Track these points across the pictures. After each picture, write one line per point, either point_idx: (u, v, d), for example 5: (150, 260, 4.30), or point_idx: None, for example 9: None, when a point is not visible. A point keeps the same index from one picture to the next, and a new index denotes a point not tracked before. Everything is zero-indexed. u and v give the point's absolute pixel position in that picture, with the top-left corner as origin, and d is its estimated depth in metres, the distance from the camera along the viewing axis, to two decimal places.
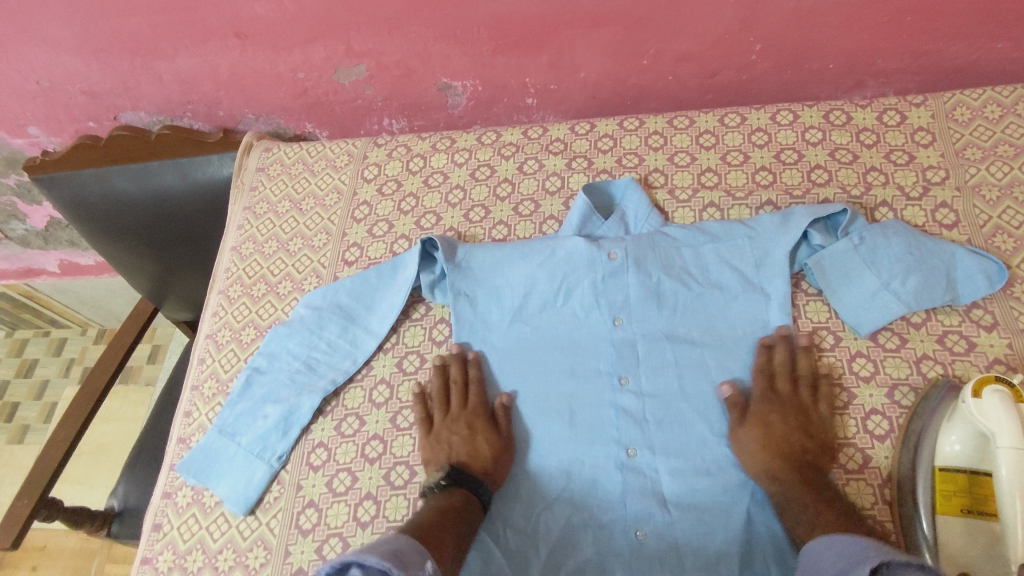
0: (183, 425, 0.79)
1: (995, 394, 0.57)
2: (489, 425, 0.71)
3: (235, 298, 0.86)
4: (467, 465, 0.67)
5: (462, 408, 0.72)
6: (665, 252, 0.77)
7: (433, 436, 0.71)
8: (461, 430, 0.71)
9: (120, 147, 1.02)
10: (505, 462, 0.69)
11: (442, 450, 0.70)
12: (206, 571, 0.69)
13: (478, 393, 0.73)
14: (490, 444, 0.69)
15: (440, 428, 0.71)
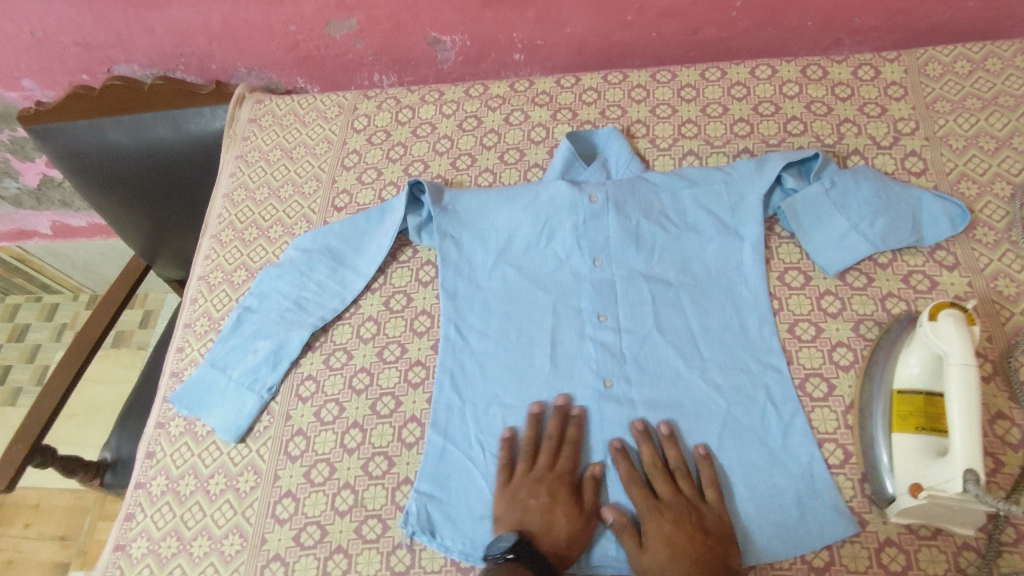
0: (176, 360, 0.81)
1: (949, 317, 0.59)
2: (570, 496, 0.65)
3: (227, 242, 0.88)
4: (544, 537, 0.62)
5: (546, 469, 0.67)
6: (644, 197, 0.79)
7: (509, 491, 0.66)
8: (542, 493, 0.65)
9: (112, 96, 1.03)
10: (583, 541, 0.63)
11: (517, 510, 0.64)
12: (198, 494, 0.72)
13: (570, 455, 0.67)
14: (571, 512, 0.64)
15: (519, 484, 0.66)
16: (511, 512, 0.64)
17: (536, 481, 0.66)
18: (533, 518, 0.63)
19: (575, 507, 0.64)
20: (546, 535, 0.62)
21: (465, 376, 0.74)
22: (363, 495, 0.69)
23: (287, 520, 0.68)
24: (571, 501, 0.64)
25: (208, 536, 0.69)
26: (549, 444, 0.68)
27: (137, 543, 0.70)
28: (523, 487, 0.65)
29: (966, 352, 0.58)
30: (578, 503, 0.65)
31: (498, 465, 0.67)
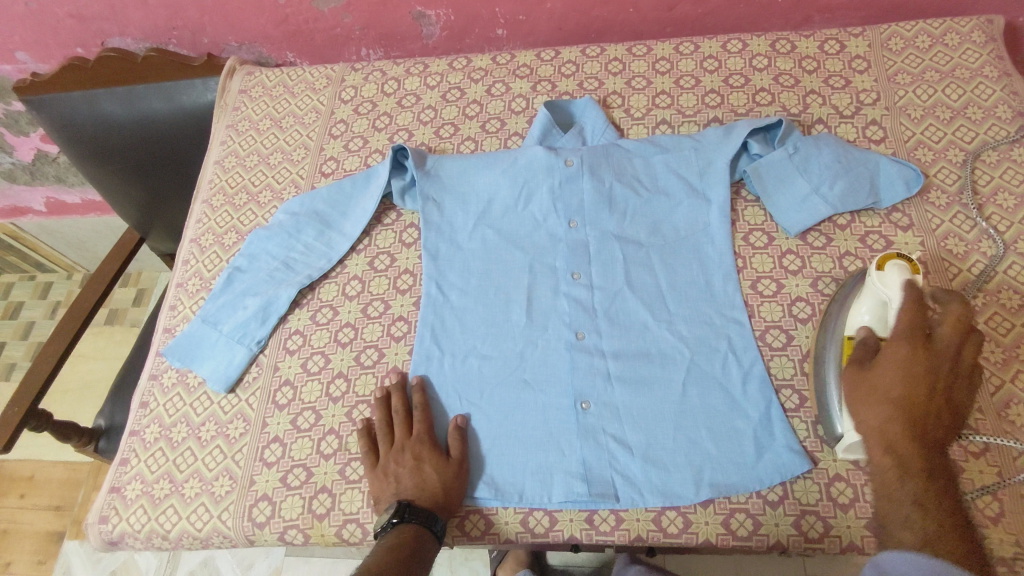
0: (169, 317, 0.85)
1: (896, 266, 0.64)
2: (434, 451, 0.68)
3: (218, 207, 0.92)
4: (422, 496, 0.65)
5: (405, 437, 0.69)
6: (618, 162, 0.83)
7: (378, 469, 0.68)
8: (407, 461, 0.68)
9: (107, 67, 1.06)
10: (457, 490, 0.67)
11: (390, 485, 0.67)
12: (191, 440, 0.75)
13: (422, 418, 0.70)
14: (439, 465, 0.67)
15: (388, 458, 0.68)
16: (393, 480, 0.67)
17: (398, 450, 0.69)
18: (408, 483, 0.66)
19: (440, 459, 0.68)
20: (428, 491, 0.66)
21: (445, 330, 0.77)
22: (347, 440, 0.72)
23: (274, 463, 0.72)
24: (433, 455, 0.68)
25: (200, 479, 0.72)
26: (400, 419, 0.70)
27: (132, 485, 0.73)
28: (389, 460, 0.68)
29: (910, 299, 0.62)
30: (444, 456, 0.68)
31: (417, 432, 0.69)
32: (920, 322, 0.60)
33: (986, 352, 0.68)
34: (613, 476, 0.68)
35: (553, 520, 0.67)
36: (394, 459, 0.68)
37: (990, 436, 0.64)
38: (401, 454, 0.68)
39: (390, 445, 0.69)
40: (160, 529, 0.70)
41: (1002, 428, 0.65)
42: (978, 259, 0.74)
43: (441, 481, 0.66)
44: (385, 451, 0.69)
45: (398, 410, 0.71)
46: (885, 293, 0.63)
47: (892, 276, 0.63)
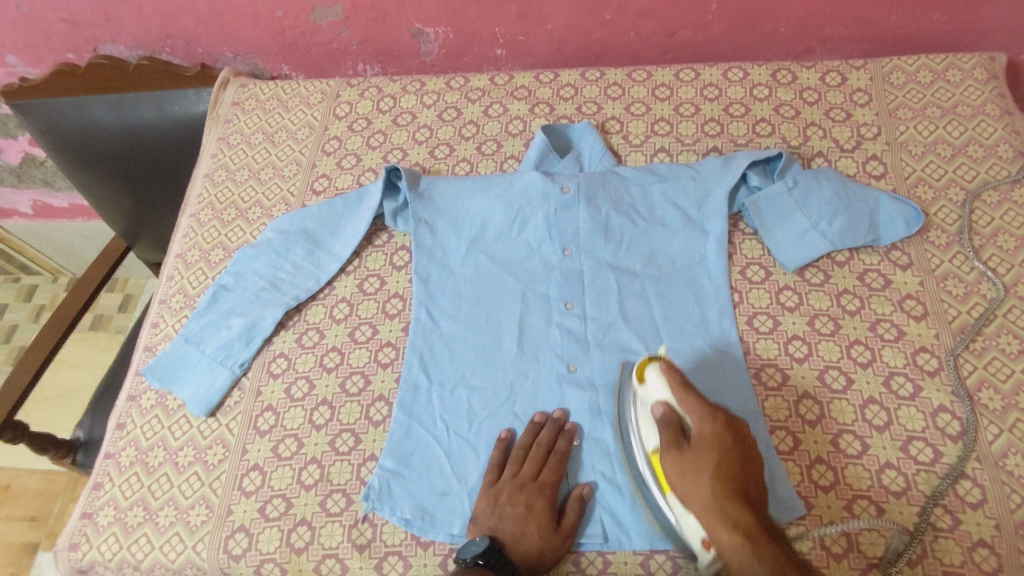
0: (151, 334, 0.82)
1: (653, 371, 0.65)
2: (549, 509, 0.64)
3: (206, 221, 0.90)
4: (514, 547, 0.62)
5: (532, 478, 0.66)
6: (615, 189, 0.82)
7: (492, 496, 0.66)
8: (520, 503, 0.65)
9: (100, 74, 1.04)
10: (551, 557, 0.62)
11: (492, 517, 0.64)
12: (167, 466, 0.73)
13: (554, 467, 0.67)
14: (546, 528, 0.63)
15: (503, 486, 0.66)
16: (487, 514, 0.65)
17: (514, 488, 0.66)
18: (507, 525, 0.63)
19: (552, 522, 0.64)
20: (517, 544, 0.62)
21: (434, 358, 0.75)
22: (329, 470, 0.70)
23: (253, 492, 0.70)
24: (547, 515, 0.64)
25: (175, 507, 0.70)
26: (534, 453, 0.68)
27: (104, 511, 0.71)
28: (504, 490, 0.66)
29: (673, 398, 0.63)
30: (557, 519, 0.64)
31: (525, 477, 0.66)
32: (709, 430, 0.60)
33: (984, 399, 0.67)
34: (602, 515, 0.66)
35: None
36: (509, 494, 0.66)
37: (987, 487, 0.63)
38: (519, 494, 0.65)
39: (508, 475, 0.67)
40: (131, 559, 0.68)
41: (1000, 478, 0.63)
42: (977, 301, 0.73)
43: (533, 540, 0.62)
44: (508, 483, 0.66)
45: (523, 447, 0.68)
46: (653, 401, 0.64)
47: (657, 378, 0.64)
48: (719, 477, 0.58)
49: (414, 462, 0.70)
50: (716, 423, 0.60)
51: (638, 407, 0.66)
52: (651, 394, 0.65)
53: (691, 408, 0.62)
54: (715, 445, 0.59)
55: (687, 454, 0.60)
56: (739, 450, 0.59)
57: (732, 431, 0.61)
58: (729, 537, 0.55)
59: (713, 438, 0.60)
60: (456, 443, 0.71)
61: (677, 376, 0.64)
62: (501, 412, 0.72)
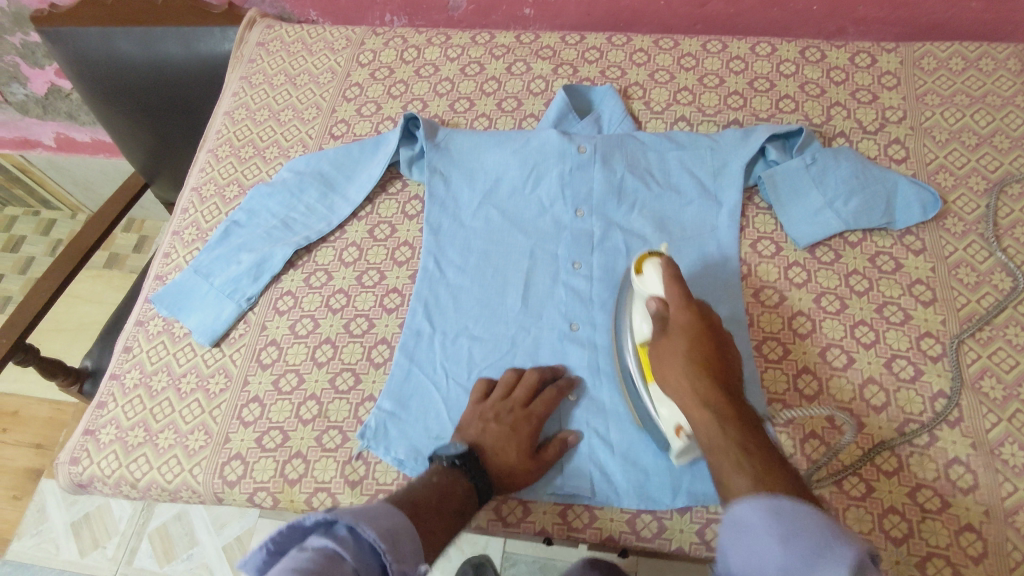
0: (161, 264, 0.83)
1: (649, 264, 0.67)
2: (531, 437, 0.65)
3: (223, 157, 0.90)
4: (489, 460, 0.63)
5: (522, 405, 0.67)
6: (632, 153, 0.81)
7: (479, 413, 0.66)
8: (505, 421, 0.65)
9: (126, 6, 1.06)
10: (520, 479, 0.63)
11: (475, 429, 0.65)
12: (170, 391, 0.74)
13: (546, 399, 0.67)
14: (524, 451, 0.64)
15: (491, 405, 0.67)
16: (471, 426, 0.66)
17: (503, 408, 0.66)
18: (488, 437, 0.64)
19: (532, 448, 0.65)
20: (494, 456, 0.63)
21: (439, 307, 0.76)
22: (327, 407, 0.71)
23: (251, 423, 0.71)
24: (529, 441, 0.65)
25: (175, 430, 0.71)
26: (528, 383, 0.68)
27: (106, 429, 0.72)
28: (492, 408, 0.66)
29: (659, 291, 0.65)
30: (536, 448, 0.65)
31: (516, 401, 0.67)
32: (685, 319, 0.61)
33: (986, 388, 0.67)
34: (591, 469, 0.67)
35: (527, 511, 0.65)
36: (495, 412, 0.66)
37: (978, 472, 0.63)
38: (506, 414, 0.66)
39: (498, 397, 0.67)
40: (129, 477, 0.69)
41: (993, 466, 0.63)
42: (988, 291, 0.72)
43: (510, 457, 0.63)
44: (497, 403, 0.67)
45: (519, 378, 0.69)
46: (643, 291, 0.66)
47: (656, 271, 0.66)
48: (694, 363, 0.59)
49: (411, 405, 0.71)
50: (692, 313, 0.62)
51: (635, 301, 0.68)
52: (648, 287, 0.66)
53: (673, 296, 0.63)
54: (688, 331, 0.61)
55: (665, 339, 0.61)
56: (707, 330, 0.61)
57: (706, 320, 0.62)
58: (700, 415, 0.56)
59: (686, 328, 0.61)
60: (454, 391, 0.71)
61: (675, 269, 0.65)
62: (501, 364, 0.72)
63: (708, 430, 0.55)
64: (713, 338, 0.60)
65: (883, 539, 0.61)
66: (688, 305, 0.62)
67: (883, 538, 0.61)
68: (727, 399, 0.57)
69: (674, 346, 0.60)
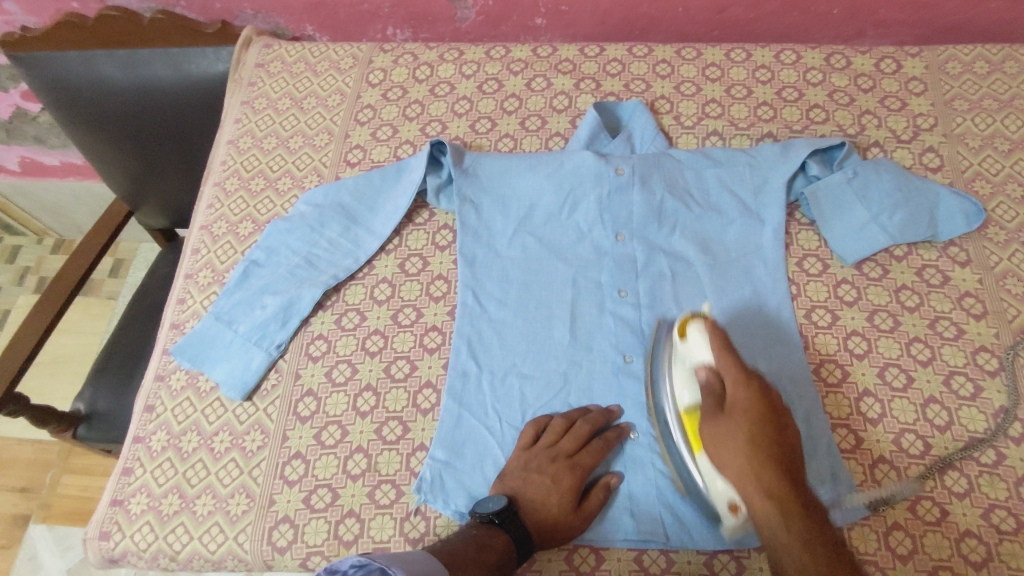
0: (176, 311, 0.78)
1: (694, 328, 0.63)
2: (575, 490, 0.63)
3: (232, 191, 0.85)
4: (531, 514, 0.61)
5: (569, 455, 0.64)
6: (669, 173, 0.79)
7: (525, 460, 0.64)
8: (549, 473, 0.63)
9: (107, 26, 0.97)
10: (562, 535, 0.61)
11: (520, 478, 0.63)
12: (202, 452, 0.69)
13: (594, 451, 0.65)
14: (567, 505, 0.62)
15: (537, 454, 0.64)
16: (513, 475, 0.64)
17: (547, 458, 0.64)
18: (530, 491, 0.62)
19: (575, 501, 0.62)
20: (535, 511, 0.61)
21: (483, 343, 0.72)
22: (377, 460, 0.67)
23: (296, 482, 0.67)
24: (572, 494, 0.62)
25: (213, 495, 0.67)
26: (575, 431, 0.66)
27: (137, 498, 0.67)
28: (536, 457, 0.64)
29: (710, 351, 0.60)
30: (579, 501, 0.63)
31: (563, 451, 0.64)
32: (743, 395, 0.56)
33: None
34: (661, 511, 0.64)
35: (600, 559, 0.63)
36: (540, 462, 0.64)
37: None
38: (551, 465, 0.63)
39: (544, 444, 0.65)
40: (168, 549, 0.65)
41: None
42: None
43: (551, 513, 0.61)
44: (543, 451, 0.64)
45: (567, 424, 0.66)
46: (691, 359, 0.62)
47: (701, 336, 0.62)
48: (756, 444, 0.54)
49: (466, 452, 0.67)
50: (749, 388, 0.56)
51: (676, 368, 0.64)
52: (693, 353, 0.62)
53: (727, 369, 0.58)
54: (747, 413, 0.55)
55: (722, 421, 0.56)
56: (771, 409, 0.55)
57: (771, 400, 0.56)
58: (762, 504, 0.52)
59: (746, 408, 0.55)
60: (509, 434, 0.68)
61: (723, 335, 0.60)
62: (555, 403, 0.69)
63: (767, 521, 0.51)
64: (773, 408, 0.56)
65: (963, 564, 0.60)
66: (749, 379, 0.57)
67: (963, 563, 0.60)
68: (786, 477, 0.52)
69: (732, 432, 0.55)
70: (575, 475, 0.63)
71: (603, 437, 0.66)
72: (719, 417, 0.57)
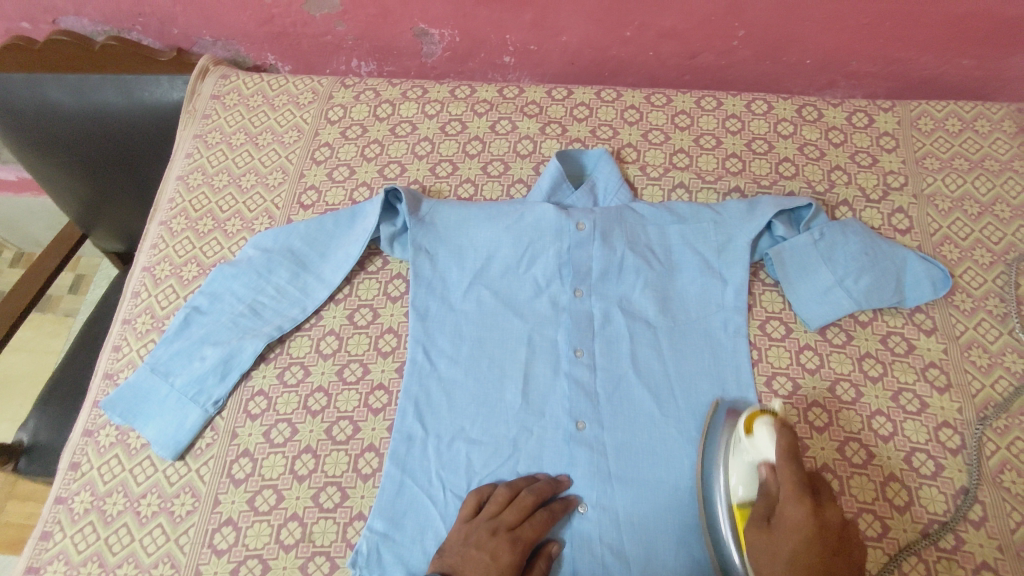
0: (112, 359, 0.74)
1: (763, 424, 0.58)
2: (517, 566, 0.59)
3: (178, 231, 0.81)
4: None
5: (510, 528, 0.61)
6: (631, 228, 0.76)
7: (465, 534, 0.61)
8: (487, 547, 0.59)
9: (58, 51, 0.92)
10: None
11: (458, 554, 0.59)
12: (127, 515, 0.65)
13: (537, 523, 0.62)
14: None
15: (476, 526, 0.61)
16: (453, 551, 0.60)
17: (487, 532, 0.60)
18: (468, 569, 0.58)
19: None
20: None
21: (431, 405, 0.69)
22: (312, 529, 0.64)
23: (225, 551, 0.63)
24: (512, 571, 0.59)
25: (135, 564, 0.63)
26: (518, 502, 0.62)
27: (53, 565, 0.63)
28: (476, 531, 0.61)
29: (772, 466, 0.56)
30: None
31: (504, 524, 0.61)
32: (800, 516, 0.51)
33: (1007, 483, 0.65)
34: None
35: None
36: (479, 536, 0.60)
37: None
38: (491, 539, 0.60)
39: (485, 516, 0.62)
40: None
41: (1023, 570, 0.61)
42: (1001, 374, 0.70)
43: None
44: (483, 523, 0.61)
45: (510, 494, 0.63)
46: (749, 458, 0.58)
47: (768, 438, 0.57)
48: (799, 569, 0.51)
49: (406, 524, 0.64)
50: (806, 509, 0.52)
51: (737, 458, 0.59)
52: (758, 452, 0.57)
53: (785, 480, 0.53)
54: (797, 530, 0.52)
55: (767, 538, 0.53)
56: (823, 510, 0.52)
57: (825, 522, 0.52)
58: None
59: (797, 527, 0.52)
60: (452, 504, 0.65)
61: (791, 437, 0.55)
62: (502, 472, 0.66)
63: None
64: (830, 543, 0.51)
65: None
66: (807, 497, 0.52)
67: None
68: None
69: (777, 546, 0.52)
70: (516, 550, 0.60)
71: (548, 509, 0.63)
72: (766, 531, 0.54)
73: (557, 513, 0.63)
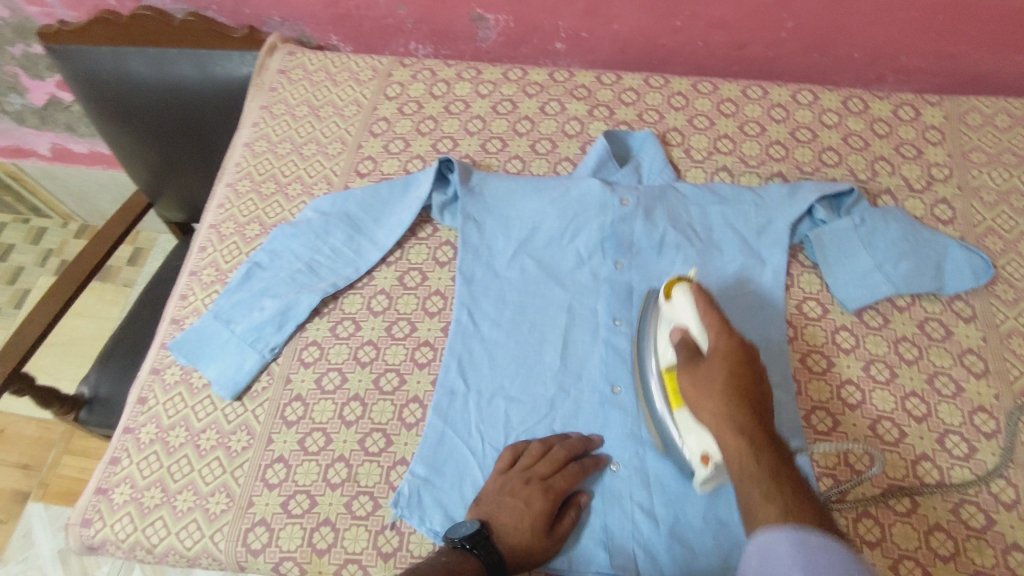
0: (178, 307, 0.80)
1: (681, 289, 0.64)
2: (549, 514, 0.62)
3: (243, 193, 0.86)
4: (504, 538, 0.59)
5: (541, 479, 0.63)
6: (674, 207, 0.79)
7: (500, 485, 0.63)
8: (521, 495, 0.62)
9: (140, 25, 1.00)
10: (534, 559, 0.60)
11: (493, 501, 0.62)
12: (188, 448, 0.70)
13: (568, 477, 0.64)
14: (539, 529, 0.61)
15: (510, 477, 0.64)
16: (489, 499, 0.62)
17: (521, 481, 0.63)
18: (503, 515, 0.61)
19: (548, 524, 0.62)
20: (508, 534, 0.60)
21: (474, 363, 0.72)
22: (357, 470, 0.67)
23: (276, 485, 0.67)
24: (545, 518, 0.61)
25: (194, 492, 0.67)
26: (549, 456, 0.65)
27: (120, 488, 0.68)
28: (511, 481, 0.63)
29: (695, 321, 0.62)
30: (551, 524, 0.62)
31: (537, 475, 0.63)
32: (722, 346, 0.59)
33: None
34: (635, 547, 0.64)
35: None
36: (513, 485, 0.63)
37: None
38: (524, 488, 0.62)
39: (517, 468, 0.64)
40: (145, 542, 0.66)
41: None
42: None
43: (524, 537, 0.60)
44: (516, 474, 0.64)
45: (541, 452, 0.66)
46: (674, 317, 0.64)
47: (685, 298, 0.63)
48: (731, 394, 0.56)
49: (446, 471, 0.67)
50: (733, 339, 0.59)
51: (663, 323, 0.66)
52: (676, 313, 0.64)
53: (708, 321, 0.61)
54: (726, 358, 0.58)
55: (702, 366, 0.59)
56: (751, 365, 0.58)
57: (749, 353, 0.59)
58: (736, 442, 0.54)
59: (725, 356, 0.58)
60: (490, 456, 0.68)
61: (708, 297, 0.62)
62: (539, 429, 0.69)
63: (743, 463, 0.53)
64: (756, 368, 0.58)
65: None
66: (731, 330, 0.60)
67: None
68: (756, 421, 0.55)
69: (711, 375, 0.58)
70: (548, 499, 0.62)
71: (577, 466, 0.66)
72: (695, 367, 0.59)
73: (585, 469, 0.66)
